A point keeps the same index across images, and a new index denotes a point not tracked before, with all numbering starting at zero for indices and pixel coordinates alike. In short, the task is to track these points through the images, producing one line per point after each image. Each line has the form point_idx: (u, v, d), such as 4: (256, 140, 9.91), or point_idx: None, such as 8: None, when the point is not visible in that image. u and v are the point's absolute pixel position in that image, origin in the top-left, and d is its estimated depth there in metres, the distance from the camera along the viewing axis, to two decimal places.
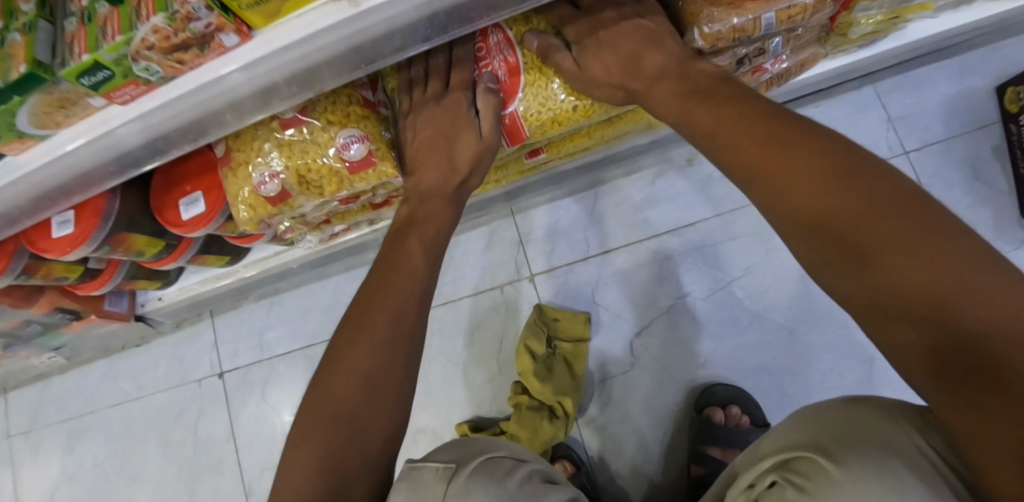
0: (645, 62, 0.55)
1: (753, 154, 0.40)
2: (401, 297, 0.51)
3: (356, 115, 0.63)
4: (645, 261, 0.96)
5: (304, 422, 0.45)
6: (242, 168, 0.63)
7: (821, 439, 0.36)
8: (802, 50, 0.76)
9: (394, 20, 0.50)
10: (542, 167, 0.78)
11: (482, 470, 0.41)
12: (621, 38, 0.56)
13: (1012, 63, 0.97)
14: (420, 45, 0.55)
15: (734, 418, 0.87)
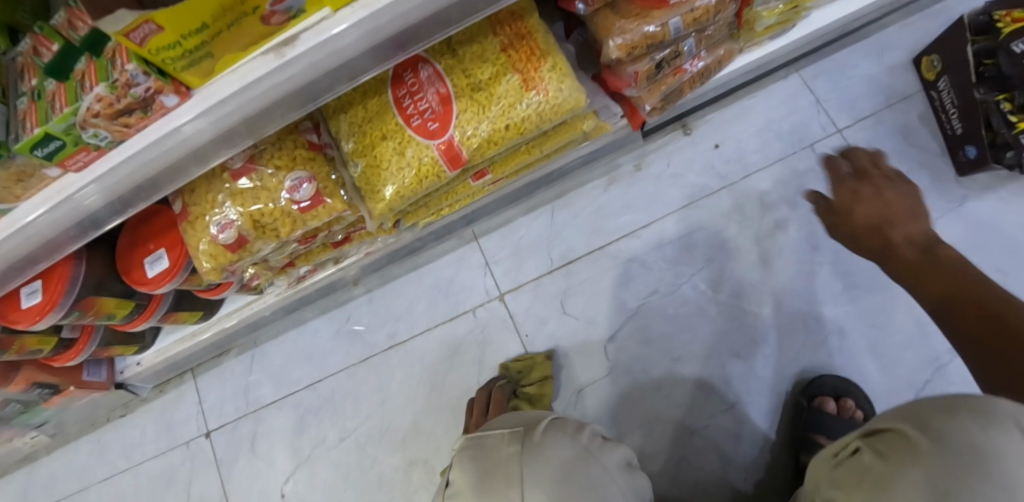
0: (894, 227, 0.72)
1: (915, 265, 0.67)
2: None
3: (302, 158, 0.68)
4: (609, 267, 0.99)
5: None
6: (200, 221, 0.67)
7: (922, 418, 0.46)
8: (717, 48, 0.81)
9: (317, 67, 0.55)
10: (491, 187, 0.82)
11: (554, 429, 0.59)
12: (882, 205, 0.75)
13: (921, 36, 1.04)
14: (341, 86, 0.60)
15: (849, 409, 0.89)
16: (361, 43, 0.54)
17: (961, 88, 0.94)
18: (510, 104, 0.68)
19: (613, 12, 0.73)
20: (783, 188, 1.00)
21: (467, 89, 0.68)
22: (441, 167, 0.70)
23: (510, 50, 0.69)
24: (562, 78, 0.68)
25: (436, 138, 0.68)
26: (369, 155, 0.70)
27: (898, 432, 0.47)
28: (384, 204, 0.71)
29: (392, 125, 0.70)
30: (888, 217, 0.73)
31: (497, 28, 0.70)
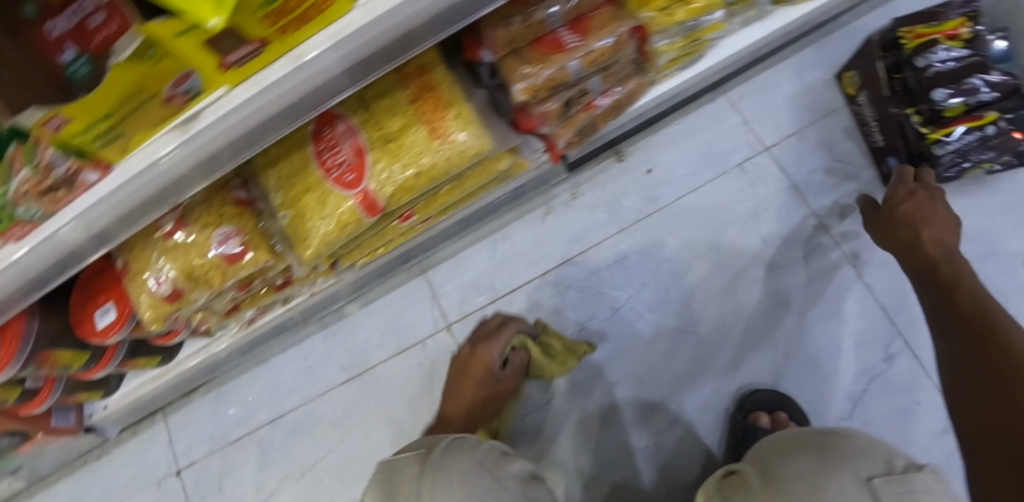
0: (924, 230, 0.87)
1: (940, 268, 0.84)
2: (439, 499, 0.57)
3: (228, 213, 0.73)
4: (550, 293, 1.03)
5: None
6: (140, 276, 0.73)
7: (763, 464, 0.60)
8: (627, 82, 0.85)
9: (221, 139, 0.62)
10: (420, 226, 0.87)
11: (456, 444, 0.64)
12: (929, 205, 0.89)
13: (841, 54, 1.10)
14: (248, 151, 0.67)
15: (782, 423, 0.91)
16: (257, 116, 0.60)
17: (876, 102, 0.97)
18: (418, 153, 0.73)
19: (518, 59, 0.76)
20: (713, 208, 1.05)
21: (380, 140, 0.74)
22: (360, 215, 0.75)
23: (417, 102, 0.74)
24: (466, 125, 0.73)
25: (353, 189, 0.74)
26: (295, 206, 0.75)
27: (742, 476, 0.60)
28: (312, 249, 0.76)
29: (313, 178, 0.75)
30: (920, 217, 0.89)
31: (406, 81, 0.75)
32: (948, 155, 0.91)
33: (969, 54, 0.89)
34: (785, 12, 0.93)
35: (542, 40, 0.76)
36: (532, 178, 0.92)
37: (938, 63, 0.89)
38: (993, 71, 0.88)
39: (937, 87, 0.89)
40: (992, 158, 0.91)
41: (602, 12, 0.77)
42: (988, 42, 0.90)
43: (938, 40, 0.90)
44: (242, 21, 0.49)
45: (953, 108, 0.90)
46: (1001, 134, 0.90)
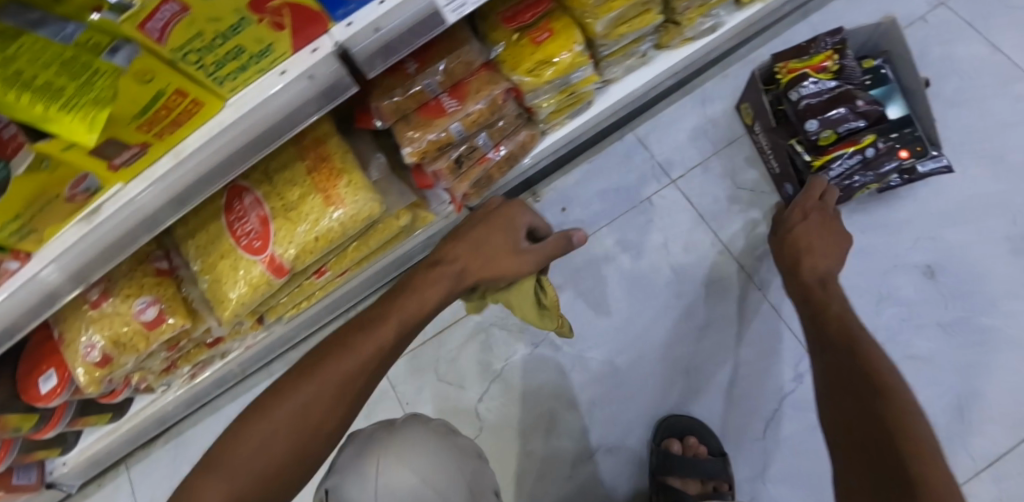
0: (810, 256, 0.93)
1: (815, 293, 0.90)
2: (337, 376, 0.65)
3: (149, 283, 0.82)
4: (470, 334, 1.14)
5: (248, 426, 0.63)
6: (74, 344, 0.81)
7: None
8: (517, 134, 0.93)
9: (123, 227, 0.70)
10: (335, 281, 0.95)
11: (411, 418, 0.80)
12: (823, 230, 0.96)
13: (738, 85, 1.18)
14: (151, 235, 0.75)
15: (692, 447, 1.00)
16: (149, 206, 0.69)
17: (767, 131, 1.06)
18: (315, 219, 0.81)
19: (406, 124, 0.84)
20: (626, 240, 1.13)
21: (281, 209, 0.82)
22: (270, 277, 0.83)
23: (314, 173, 0.82)
24: (356, 191, 0.81)
25: (260, 254, 0.81)
26: (212, 272, 0.83)
27: None
28: (229, 310, 0.84)
29: (226, 246, 0.83)
30: (810, 241, 0.95)
31: (304, 153, 0.83)
32: (833, 179, 1.00)
33: (837, 85, 0.99)
34: (667, 56, 1.01)
35: (425, 105, 0.84)
36: (440, 229, 1.01)
37: (810, 95, 0.98)
38: (858, 99, 0.97)
39: (812, 119, 0.97)
40: (873, 178, 1.00)
41: (478, 76, 0.84)
42: (855, 72, 1.00)
43: (807, 73, 0.99)
44: (119, 134, 0.58)
45: (828, 137, 0.99)
46: (879, 156, 1.00)
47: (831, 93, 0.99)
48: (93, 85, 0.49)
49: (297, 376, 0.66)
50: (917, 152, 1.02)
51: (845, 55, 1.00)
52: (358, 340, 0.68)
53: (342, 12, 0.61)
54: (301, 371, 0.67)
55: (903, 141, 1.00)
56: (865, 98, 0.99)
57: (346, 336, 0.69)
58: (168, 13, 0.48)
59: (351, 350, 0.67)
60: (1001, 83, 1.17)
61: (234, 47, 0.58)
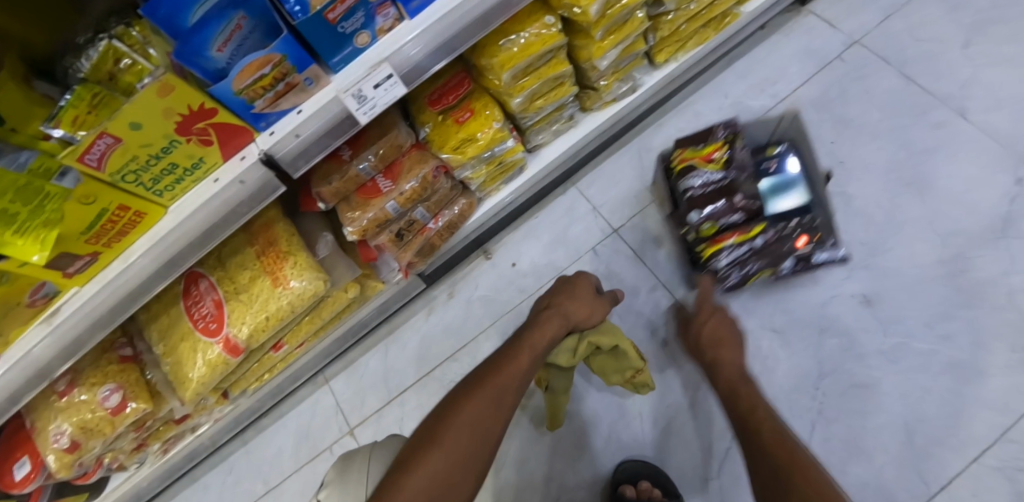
0: (720, 350, 0.94)
1: (730, 377, 0.90)
2: (512, 371, 0.77)
3: (113, 371, 0.88)
4: (435, 390, 1.17)
5: (447, 417, 0.68)
6: (44, 432, 0.85)
7: None
8: (454, 204, 1.01)
9: (78, 328, 0.76)
10: (293, 353, 1.02)
11: None
12: (721, 325, 0.98)
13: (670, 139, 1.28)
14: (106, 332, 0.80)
15: (645, 491, 1.01)
16: (101, 306, 0.75)
17: (671, 217, 1.15)
18: (265, 300, 0.87)
19: (347, 205, 0.90)
20: None
21: (233, 292, 0.88)
22: (226, 356, 0.88)
23: (262, 257, 0.89)
24: (302, 271, 0.88)
25: (216, 336, 0.87)
26: (174, 354, 0.89)
27: None
28: (191, 389, 0.90)
29: (185, 330, 0.89)
30: (716, 342, 0.96)
31: (253, 240, 0.90)
32: (723, 266, 1.07)
33: (723, 177, 1.08)
34: (593, 117, 1.09)
35: (363, 186, 0.90)
36: (392, 294, 1.09)
37: (695, 187, 1.08)
38: (738, 195, 1.07)
39: (692, 210, 1.07)
40: (765, 264, 1.07)
41: (410, 156, 0.91)
42: (744, 162, 1.09)
43: (694, 164, 1.09)
44: (68, 248, 0.66)
45: (708, 228, 1.07)
46: (768, 244, 1.07)
47: (716, 186, 1.08)
48: (42, 209, 0.60)
49: (464, 395, 0.71)
50: (813, 239, 1.07)
51: (734, 146, 1.09)
52: (509, 352, 0.82)
53: (264, 123, 0.71)
54: (466, 393, 0.72)
55: (805, 227, 1.07)
56: (748, 190, 1.08)
57: (487, 373, 0.77)
58: (102, 145, 0.58)
59: (504, 369, 0.77)
60: (917, 114, 1.24)
61: (167, 165, 0.66)
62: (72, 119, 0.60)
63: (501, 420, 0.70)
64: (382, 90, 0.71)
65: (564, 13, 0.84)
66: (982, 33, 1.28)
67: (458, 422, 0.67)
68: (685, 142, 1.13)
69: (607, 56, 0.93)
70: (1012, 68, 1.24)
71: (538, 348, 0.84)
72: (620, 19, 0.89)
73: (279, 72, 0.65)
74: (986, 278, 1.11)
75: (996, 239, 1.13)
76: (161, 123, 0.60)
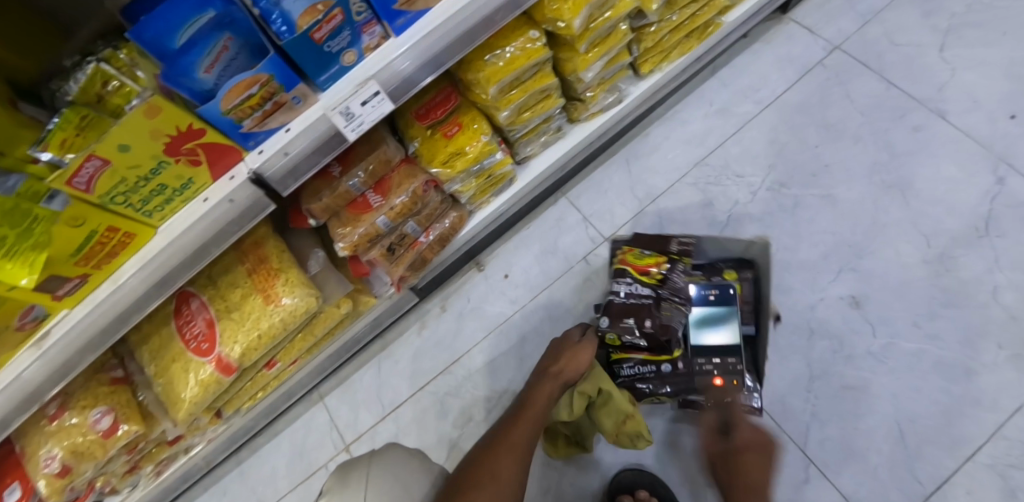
0: (752, 466, 0.89)
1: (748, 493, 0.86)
2: (526, 425, 0.84)
3: (104, 393, 0.87)
4: (430, 405, 1.17)
5: (477, 465, 0.73)
6: (35, 457, 0.85)
7: None
8: (445, 217, 1.02)
9: (68, 352, 0.75)
10: (285, 371, 1.02)
11: None
12: (754, 436, 0.93)
13: (655, 148, 1.30)
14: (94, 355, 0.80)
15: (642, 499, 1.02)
16: (89, 329, 0.75)
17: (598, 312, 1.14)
18: (257, 318, 0.87)
19: (338, 221, 0.91)
20: (567, 298, 1.19)
21: (225, 311, 0.88)
22: (218, 375, 0.88)
23: (254, 274, 0.89)
24: (293, 288, 0.88)
25: (208, 355, 0.87)
26: (165, 375, 0.89)
27: None
28: (184, 410, 0.89)
29: (177, 350, 0.89)
30: (751, 451, 0.92)
31: (243, 258, 0.90)
32: (624, 375, 1.08)
33: (650, 293, 1.04)
34: (580, 128, 1.10)
35: (353, 202, 0.90)
36: (384, 309, 1.09)
37: (620, 295, 1.04)
38: (652, 318, 1.01)
39: (607, 315, 1.02)
40: (666, 392, 1.06)
41: (399, 171, 0.91)
42: (678, 286, 1.05)
43: (627, 271, 1.07)
44: (58, 270, 0.66)
45: (615, 339, 1.03)
46: (676, 374, 1.06)
47: (638, 300, 1.03)
48: (32, 231, 0.60)
49: (491, 451, 0.77)
50: (730, 382, 1.03)
51: (674, 267, 1.08)
52: (519, 412, 0.88)
53: (253, 142, 0.71)
54: (492, 449, 0.77)
55: (722, 369, 1.05)
56: (667, 316, 1.01)
57: (504, 442, 0.79)
58: (91, 167, 0.58)
59: (519, 425, 0.84)
60: (897, 116, 1.26)
61: (156, 186, 0.67)
62: (60, 142, 0.61)
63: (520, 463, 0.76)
64: (370, 107, 0.72)
65: (548, 27, 0.85)
66: (957, 35, 1.30)
67: (488, 469, 0.72)
68: (637, 241, 1.15)
69: (592, 69, 0.94)
70: (988, 69, 1.26)
71: (542, 418, 0.88)
72: (603, 32, 0.90)
73: (267, 91, 0.65)
74: (971, 276, 1.13)
75: (979, 237, 1.15)
76: (150, 145, 0.61)
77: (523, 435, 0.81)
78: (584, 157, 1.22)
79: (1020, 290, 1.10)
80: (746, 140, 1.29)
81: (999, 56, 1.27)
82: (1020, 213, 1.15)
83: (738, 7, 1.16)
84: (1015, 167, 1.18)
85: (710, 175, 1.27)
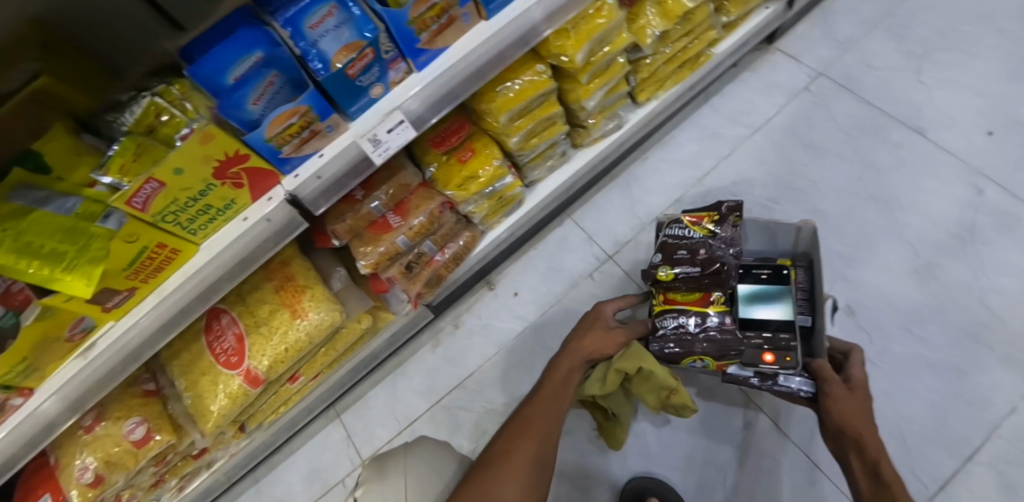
0: (860, 409, 0.88)
1: (857, 429, 0.85)
2: (549, 393, 0.92)
3: (137, 404, 0.92)
4: (444, 419, 1.21)
5: (513, 433, 0.81)
6: (69, 467, 0.88)
7: None
8: (460, 237, 1.08)
9: (113, 361, 0.81)
10: (308, 385, 1.07)
11: None
12: (858, 396, 0.90)
13: (653, 170, 1.38)
14: (135, 367, 0.85)
15: None
16: (132, 343, 0.80)
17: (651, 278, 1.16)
18: (285, 332, 0.92)
19: (360, 240, 0.97)
20: (575, 316, 1.25)
21: (253, 325, 0.93)
22: (246, 387, 0.93)
23: (281, 290, 0.94)
24: (319, 303, 0.94)
25: (237, 368, 0.92)
26: (194, 388, 0.93)
27: None
28: (212, 421, 0.93)
29: (207, 363, 0.93)
30: (860, 400, 0.89)
31: (270, 275, 0.95)
32: (666, 330, 1.04)
33: (701, 236, 1.06)
34: (584, 152, 1.18)
35: (374, 223, 0.96)
36: (401, 326, 1.14)
37: (674, 236, 1.08)
38: (706, 248, 1.02)
39: (659, 251, 1.07)
40: (710, 351, 1.00)
41: (417, 194, 0.98)
42: (731, 236, 1.04)
43: (680, 219, 1.10)
44: (111, 282, 0.72)
45: (666, 274, 1.04)
46: (723, 331, 1.00)
47: (691, 241, 1.06)
48: (88, 248, 0.67)
49: (523, 419, 0.84)
50: (783, 362, 0.96)
51: (724, 220, 1.06)
52: (545, 383, 0.96)
53: (289, 167, 0.78)
54: (523, 418, 0.85)
55: (773, 344, 0.98)
56: (720, 252, 1.02)
57: (519, 421, 0.84)
58: (149, 189, 0.65)
59: (543, 395, 0.91)
60: (879, 135, 1.35)
61: (203, 205, 0.74)
62: (119, 167, 0.68)
63: (547, 420, 0.84)
64: (395, 134, 0.79)
65: (554, 61, 0.94)
66: (930, 59, 1.40)
67: (520, 434, 0.80)
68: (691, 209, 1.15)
69: (594, 97, 1.02)
70: (959, 89, 1.36)
71: (563, 385, 0.95)
72: (603, 65, 0.99)
73: (305, 121, 0.73)
74: (957, 282, 1.18)
75: (964, 245, 1.21)
76: (201, 169, 0.68)
77: (546, 403, 0.89)
78: (587, 181, 1.29)
79: (1005, 294, 1.16)
80: (739, 161, 1.37)
81: (969, 77, 1.37)
82: (1000, 222, 1.22)
83: (727, 39, 1.26)
84: (992, 179, 1.26)
85: (706, 195, 1.34)
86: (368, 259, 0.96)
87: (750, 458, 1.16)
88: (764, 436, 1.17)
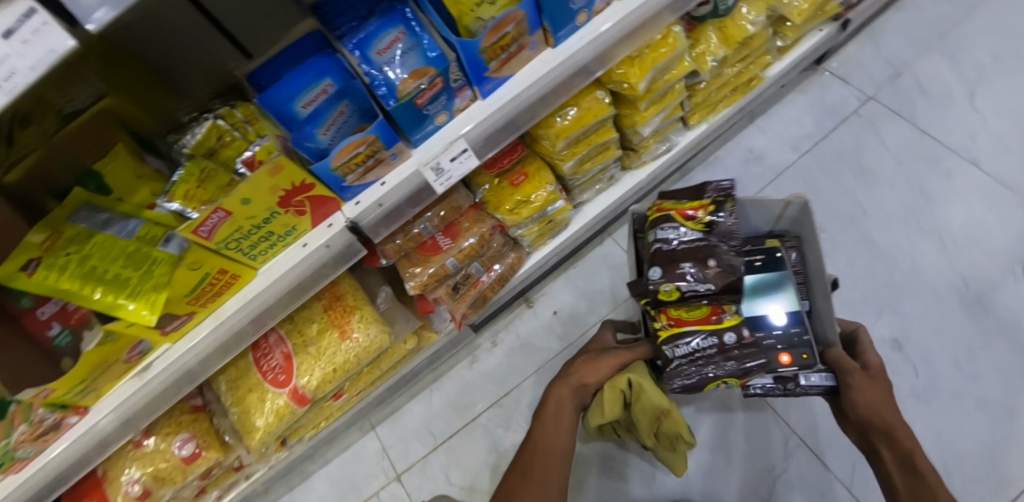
0: (883, 395, 0.83)
1: (883, 420, 0.80)
2: (555, 409, 0.88)
3: (186, 421, 0.93)
4: (481, 436, 1.21)
5: (519, 472, 0.81)
6: (116, 481, 0.88)
7: None
8: (507, 257, 1.07)
9: (169, 380, 0.80)
10: (352, 401, 1.07)
11: None
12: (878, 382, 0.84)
13: None
14: (187, 387, 0.86)
15: None
16: (187, 364, 0.80)
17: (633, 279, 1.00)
18: (333, 353, 0.92)
19: (408, 260, 0.95)
20: None
21: (302, 345, 0.92)
22: (292, 406, 0.92)
23: (329, 310, 0.94)
24: (368, 324, 0.93)
25: (284, 386, 0.91)
26: (241, 404, 0.93)
27: None
28: (258, 438, 0.93)
29: (253, 380, 0.92)
30: (882, 386, 0.84)
31: (320, 295, 0.95)
32: (677, 357, 0.87)
33: (701, 237, 0.91)
34: (633, 175, 1.16)
35: (423, 244, 0.95)
36: (443, 344, 1.14)
37: (666, 242, 0.91)
38: (714, 257, 0.88)
39: (657, 266, 0.89)
40: (733, 370, 0.85)
41: (467, 216, 0.97)
42: (729, 230, 0.93)
43: (670, 216, 0.93)
44: (172, 308, 0.71)
45: (670, 292, 0.88)
46: (743, 345, 0.87)
47: (689, 245, 0.90)
48: (152, 273, 0.67)
49: (531, 451, 0.84)
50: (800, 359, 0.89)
51: (721, 209, 0.93)
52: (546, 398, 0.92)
53: (350, 194, 0.77)
54: (533, 448, 0.84)
55: (787, 343, 0.91)
56: (728, 259, 0.89)
57: (524, 459, 0.84)
58: (215, 218, 0.64)
59: (549, 414, 0.88)
60: (931, 162, 1.32)
61: (265, 232, 0.73)
62: (185, 193, 0.65)
63: (554, 451, 0.82)
64: (457, 163, 0.78)
65: (614, 87, 0.92)
66: (985, 85, 1.37)
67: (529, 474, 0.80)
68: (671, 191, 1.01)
69: (650, 123, 1.01)
70: (1016, 117, 1.32)
71: (567, 396, 0.90)
72: (663, 91, 0.97)
73: (371, 149, 0.71)
74: (1009, 318, 1.16)
75: (1015, 280, 1.19)
76: (268, 198, 0.67)
77: (550, 424, 0.86)
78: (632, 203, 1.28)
79: None
80: (785, 186, 1.34)
81: None
82: None
83: (780, 61, 1.22)
84: None
85: None
86: (416, 281, 0.95)
87: (787, 488, 1.17)
88: (802, 466, 1.18)
